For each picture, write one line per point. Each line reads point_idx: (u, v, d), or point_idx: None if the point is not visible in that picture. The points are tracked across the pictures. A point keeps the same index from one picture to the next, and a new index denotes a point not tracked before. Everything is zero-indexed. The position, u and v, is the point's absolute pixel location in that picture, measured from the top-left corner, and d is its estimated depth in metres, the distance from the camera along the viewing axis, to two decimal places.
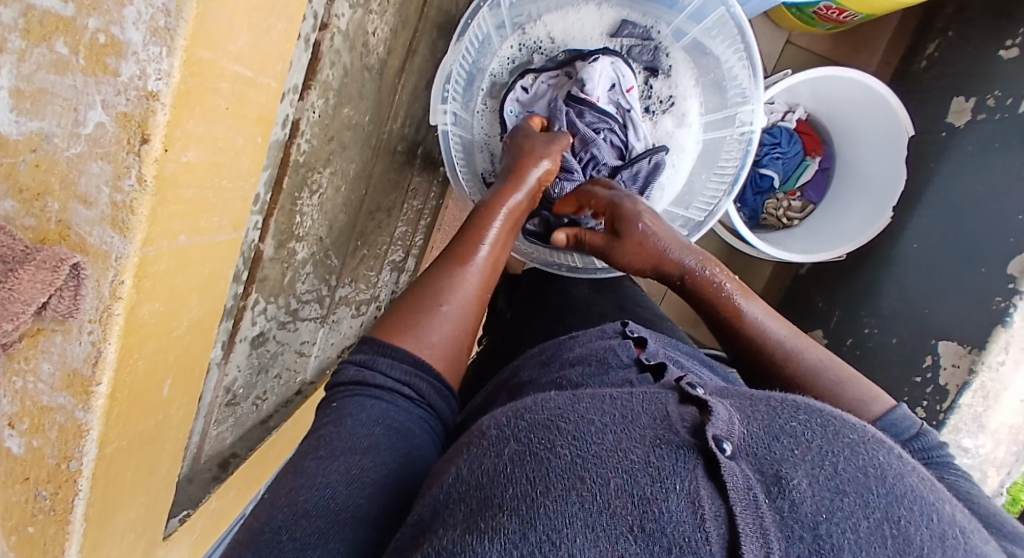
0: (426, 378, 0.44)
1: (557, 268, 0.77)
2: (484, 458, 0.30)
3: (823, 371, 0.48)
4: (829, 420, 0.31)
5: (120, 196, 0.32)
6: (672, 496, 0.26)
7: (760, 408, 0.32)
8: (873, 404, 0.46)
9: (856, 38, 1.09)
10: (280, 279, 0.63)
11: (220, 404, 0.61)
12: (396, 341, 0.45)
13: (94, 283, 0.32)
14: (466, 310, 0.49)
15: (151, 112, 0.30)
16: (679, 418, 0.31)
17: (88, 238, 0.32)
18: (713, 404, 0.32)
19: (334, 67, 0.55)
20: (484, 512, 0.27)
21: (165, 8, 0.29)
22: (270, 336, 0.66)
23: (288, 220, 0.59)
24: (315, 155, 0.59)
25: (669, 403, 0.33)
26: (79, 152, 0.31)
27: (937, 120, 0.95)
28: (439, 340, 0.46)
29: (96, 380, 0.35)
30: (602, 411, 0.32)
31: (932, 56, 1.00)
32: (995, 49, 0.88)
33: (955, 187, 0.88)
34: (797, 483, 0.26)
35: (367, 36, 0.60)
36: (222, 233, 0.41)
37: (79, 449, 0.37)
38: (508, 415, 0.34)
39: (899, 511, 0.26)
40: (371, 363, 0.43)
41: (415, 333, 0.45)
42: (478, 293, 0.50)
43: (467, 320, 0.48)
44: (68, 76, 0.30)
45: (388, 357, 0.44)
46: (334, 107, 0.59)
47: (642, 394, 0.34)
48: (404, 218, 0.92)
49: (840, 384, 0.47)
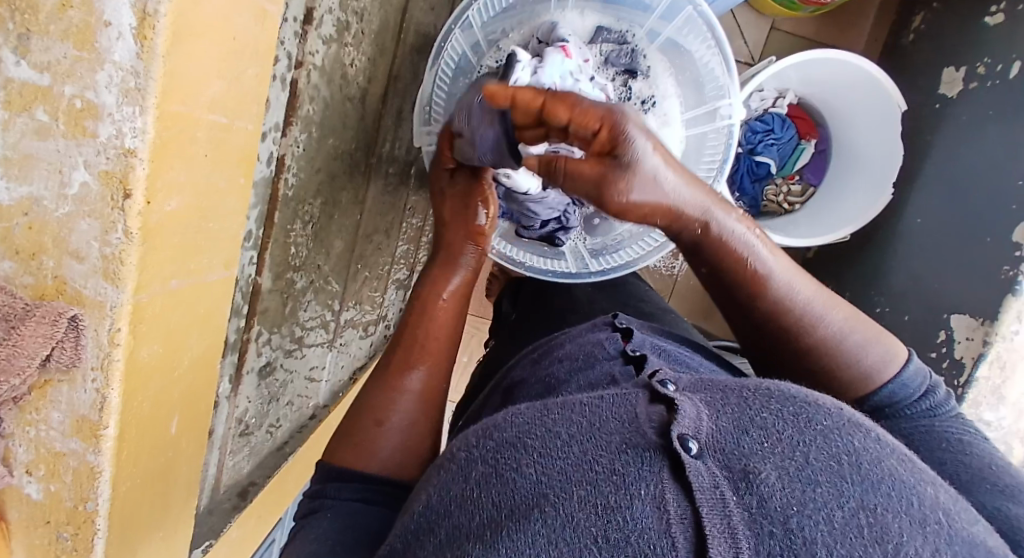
0: (373, 487, 0.43)
1: (550, 274, 0.77)
2: (454, 483, 0.32)
3: (847, 335, 0.44)
4: (802, 407, 0.32)
5: (109, 248, 0.33)
6: (637, 503, 0.27)
7: (731, 401, 0.33)
8: (889, 365, 0.44)
9: (841, 17, 1.09)
10: (281, 309, 0.65)
11: (234, 434, 0.63)
12: (342, 464, 0.44)
13: (94, 332, 0.34)
14: (412, 418, 0.47)
15: (130, 168, 0.32)
16: (647, 419, 0.32)
17: (83, 291, 0.34)
18: (681, 402, 0.33)
19: (314, 102, 0.57)
20: (455, 542, 0.29)
21: (134, 70, 0.31)
22: (277, 365, 0.68)
23: (284, 252, 0.61)
24: (304, 188, 0.61)
25: (639, 404, 0.34)
26: (69, 212, 0.33)
27: (929, 92, 0.94)
28: (391, 458, 0.45)
29: (103, 423, 0.36)
30: (570, 422, 0.33)
31: (919, 29, 1.00)
32: (980, 17, 0.87)
33: (953, 158, 0.87)
34: (765, 476, 0.27)
35: (346, 69, 0.62)
36: (215, 271, 0.43)
37: (93, 490, 0.38)
38: (478, 435, 0.35)
39: (874, 499, 0.27)
40: (320, 494, 0.44)
41: (359, 453, 0.45)
42: (423, 397, 0.49)
43: (416, 424, 0.47)
44: (51, 142, 0.32)
45: (336, 481, 0.44)
46: (319, 140, 0.61)
47: (612, 396, 0.35)
48: (404, 236, 0.93)
49: (864, 346, 0.44)
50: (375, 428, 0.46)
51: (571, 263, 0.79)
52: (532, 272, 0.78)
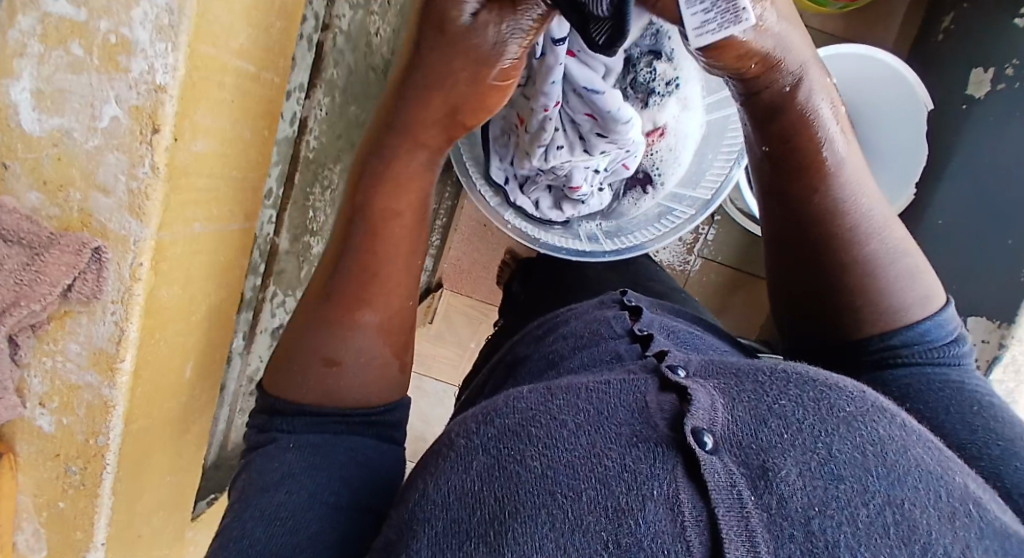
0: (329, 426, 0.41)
1: (559, 251, 0.77)
2: (451, 475, 0.31)
3: (897, 259, 0.43)
4: (822, 393, 0.32)
5: (135, 183, 0.34)
6: (651, 505, 0.26)
7: (747, 388, 0.33)
8: (930, 301, 0.43)
9: (868, 16, 1.07)
10: (296, 272, 0.65)
11: (245, 393, 0.64)
12: (281, 396, 0.42)
13: (116, 266, 0.35)
14: (364, 362, 0.43)
15: (160, 104, 0.33)
16: (658, 411, 0.32)
17: (108, 225, 0.35)
18: (694, 393, 0.33)
19: (338, 66, 0.58)
20: (450, 540, 0.28)
21: (168, 8, 0.31)
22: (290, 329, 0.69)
23: (302, 216, 0.61)
24: (324, 152, 0.62)
25: (648, 393, 0.34)
26: (97, 144, 0.34)
27: (956, 91, 0.92)
28: (355, 392, 0.42)
29: (119, 357, 0.37)
30: (576, 410, 0.32)
31: (948, 30, 0.97)
32: (1010, 17, 0.86)
33: (977, 161, 0.87)
34: (785, 474, 0.27)
35: (371, 38, 0.63)
36: (235, 222, 0.44)
37: (106, 424, 0.39)
38: (477, 421, 0.34)
39: (898, 493, 0.27)
40: (267, 424, 0.41)
41: (315, 388, 0.41)
42: (377, 334, 0.44)
43: (370, 367, 0.43)
44: (84, 76, 0.33)
45: (285, 412, 0.41)
46: (341, 105, 0.62)
47: (619, 382, 0.35)
48: None
49: (910, 275, 0.43)
50: (321, 370, 0.42)
51: (583, 242, 0.78)
52: (547, 250, 0.77)
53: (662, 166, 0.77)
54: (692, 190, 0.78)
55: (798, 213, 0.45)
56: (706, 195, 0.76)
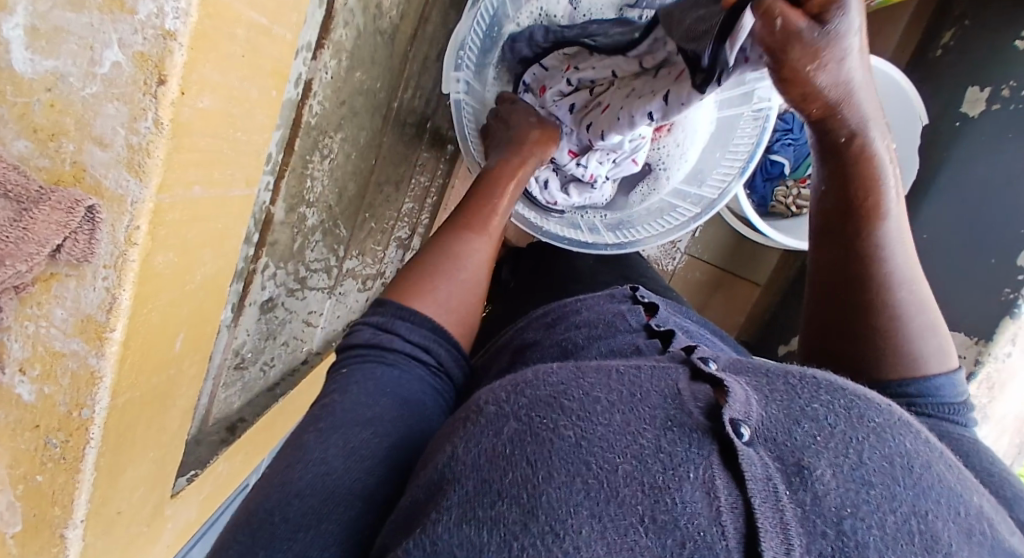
0: (444, 344, 0.46)
1: (563, 241, 0.76)
2: (481, 436, 0.29)
3: (918, 312, 0.43)
4: (852, 400, 0.30)
5: (136, 138, 0.31)
6: (686, 486, 0.25)
7: (778, 388, 0.31)
8: (941, 361, 0.42)
9: (873, 24, 1.07)
10: (290, 244, 0.62)
11: (229, 367, 0.62)
12: (410, 303, 0.47)
13: (109, 228, 0.32)
14: (477, 277, 0.52)
15: (168, 52, 0.30)
16: (691, 398, 0.30)
17: (103, 182, 0.32)
18: (729, 384, 0.31)
19: (348, 27, 0.54)
20: (481, 499, 0.26)
21: None
22: (279, 302, 0.66)
23: (299, 184, 0.58)
24: (327, 119, 0.59)
25: (680, 381, 0.32)
26: (96, 92, 0.31)
27: (951, 108, 0.94)
28: (457, 306, 0.49)
29: (110, 326, 0.35)
30: (609, 389, 0.31)
31: (947, 45, 0.97)
32: (1012, 38, 0.87)
33: (966, 176, 0.89)
34: (820, 473, 0.25)
35: (381, 0, 0.60)
36: (237, 187, 0.41)
37: (91, 397, 0.36)
38: (507, 390, 0.32)
39: (926, 505, 0.25)
40: (390, 327, 0.45)
41: (432, 296, 0.48)
42: (486, 260, 0.54)
43: (479, 286, 0.52)
44: (84, 14, 0.30)
45: (406, 320, 0.46)
46: (346, 70, 0.58)
47: (650, 369, 0.34)
48: (410, 193, 0.94)
49: (926, 330, 0.43)
50: (450, 272, 0.50)
51: (585, 234, 0.78)
52: (549, 238, 0.77)
53: (667, 161, 0.75)
54: (698, 188, 0.76)
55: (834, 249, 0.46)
56: (712, 195, 0.75)
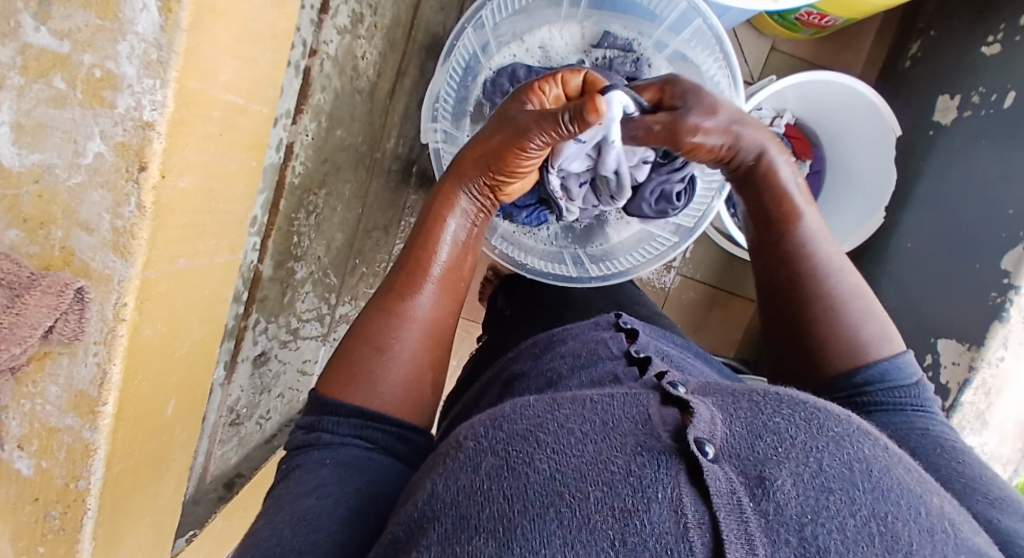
0: (380, 426, 0.42)
1: (548, 277, 0.78)
2: (460, 474, 0.31)
3: (851, 299, 0.47)
4: (813, 413, 0.31)
5: (120, 221, 0.33)
6: (655, 506, 0.26)
7: (743, 406, 0.32)
8: (884, 345, 0.45)
9: (842, 41, 1.14)
10: (280, 298, 0.63)
11: (224, 424, 0.63)
12: (339, 397, 0.43)
13: (99, 306, 0.34)
14: (415, 351, 0.46)
15: (148, 141, 0.32)
16: (661, 423, 0.31)
17: (91, 263, 0.34)
18: (696, 406, 0.32)
19: (325, 92, 0.57)
20: (460, 535, 0.27)
21: (157, 43, 0.31)
22: (271, 355, 0.67)
23: (286, 241, 0.60)
24: (310, 177, 0.61)
25: (651, 406, 0.33)
26: (81, 181, 0.33)
27: (924, 118, 1.00)
28: (392, 389, 0.44)
29: (102, 400, 0.36)
30: (582, 419, 0.32)
31: (916, 56, 1.05)
32: (978, 45, 0.92)
33: (947, 187, 0.93)
34: (781, 483, 0.26)
35: (357, 61, 0.63)
36: (220, 254, 0.43)
37: (86, 468, 0.37)
38: (487, 424, 0.34)
39: (885, 507, 0.26)
40: (316, 424, 0.43)
41: (365, 387, 0.43)
42: (425, 329, 0.48)
43: (420, 359, 0.46)
44: (67, 110, 0.32)
45: (333, 415, 0.43)
46: (327, 130, 0.61)
47: (623, 396, 0.35)
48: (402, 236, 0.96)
49: (863, 314, 0.46)
50: (378, 359, 0.44)
51: (570, 268, 0.80)
52: (534, 275, 0.79)
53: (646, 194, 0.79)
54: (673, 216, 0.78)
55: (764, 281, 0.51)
56: (689, 222, 0.77)
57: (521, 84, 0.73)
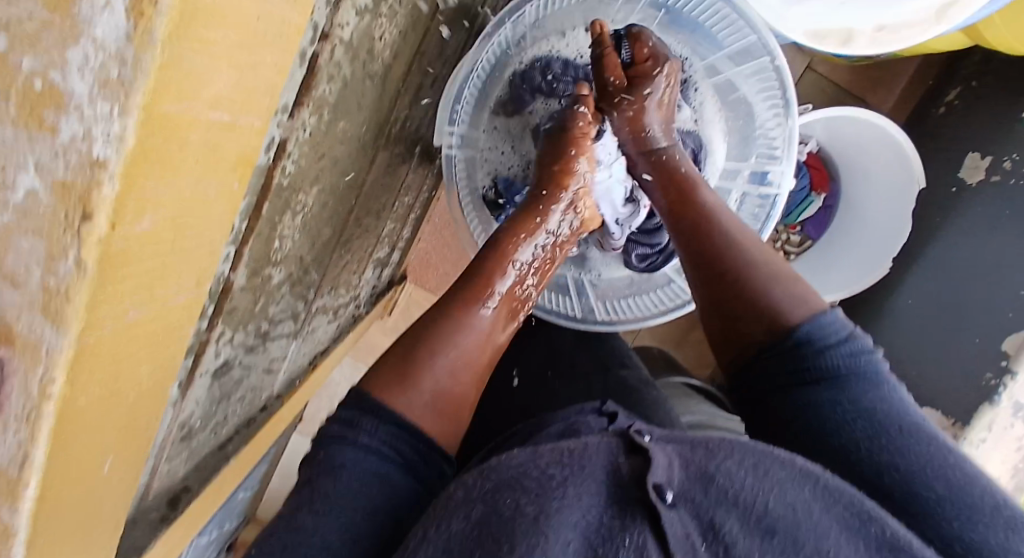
0: (404, 438, 0.56)
1: (552, 316, 0.84)
2: (453, 520, 0.42)
3: (762, 271, 0.65)
4: (759, 463, 0.47)
5: (52, 280, 0.25)
6: (626, 550, 0.40)
7: (695, 456, 0.47)
8: (804, 309, 0.62)
9: (876, 74, 1.13)
10: (251, 305, 0.56)
11: (174, 439, 0.56)
12: (389, 401, 0.56)
13: (22, 378, 0.27)
14: (465, 361, 0.61)
15: (96, 184, 0.24)
16: (621, 470, 0.46)
17: (15, 325, 0.26)
18: (655, 456, 0.46)
19: (333, 82, 0.48)
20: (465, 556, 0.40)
21: (120, 55, 0.22)
22: (234, 363, 0.60)
23: (266, 247, 0.52)
24: (302, 176, 0.52)
25: (618, 455, 0.47)
26: (7, 223, 0.26)
27: (947, 174, 1.02)
28: (436, 389, 0.58)
29: (24, 481, 0.29)
30: (558, 464, 0.45)
31: (950, 104, 1.04)
32: (1019, 110, 0.93)
33: (955, 253, 0.97)
34: (728, 528, 0.43)
35: (373, 43, 0.54)
36: (183, 293, 0.35)
37: (4, 548, 0.31)
38: (473, 476, 0.46)
39: (812, 542, 0.43)
40: (356, 425, 0.55)
41: (411, 390, 0.57)
42: (481, 336, 0.63)
43: (467, 370, 0.61)
44: (3, 129, 0.25)
45: (375, 419, 0.55)
46: (329, 122, 0.52)
47: (595, 445, 0.48)
48: (390, 217, 1.02)
49: (776, 286, 0.64)
50: (430, 361, 0.59)
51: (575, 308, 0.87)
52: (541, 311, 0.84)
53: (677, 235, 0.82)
54: None
55: (709, 268, 0.67)
56: None
57: (556, 81, 0.77)
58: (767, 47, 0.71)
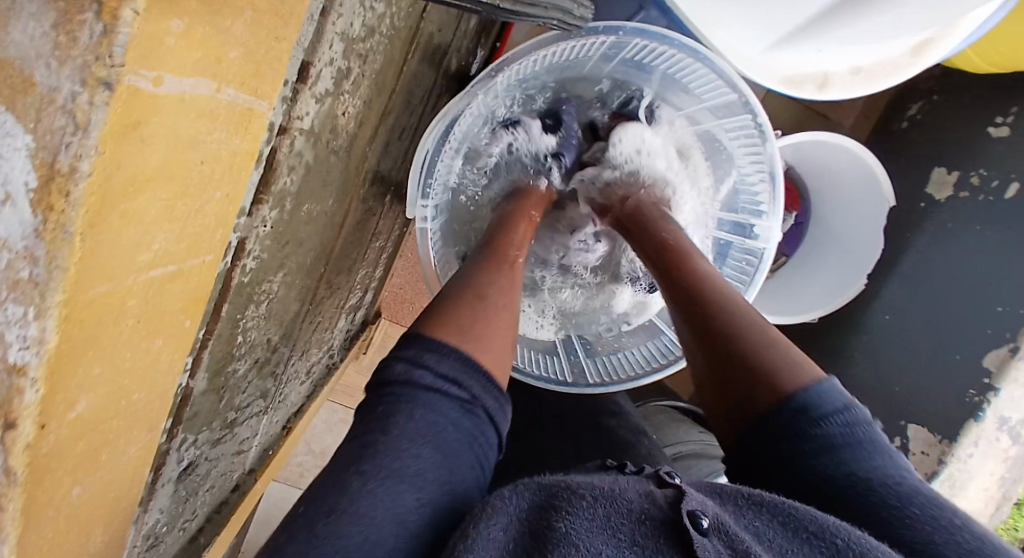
0: (474, 375, 0.46)
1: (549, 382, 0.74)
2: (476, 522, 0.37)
3: (748, 310, 0.52)
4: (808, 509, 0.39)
5: None
6: None
7: (735, 493, 0.41)
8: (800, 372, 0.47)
9: None
10: (215, 404, 0.52)
11: (139, 551, 0.51)
12: (441, 336, 0.47)
13: None
14: (509, 302, 0.54)
15: (16, 393, 0.20)
16: (656, 494, 0.41)
17: None
18: (686, 488, 0.41)
19: (294, 171, 0.45)
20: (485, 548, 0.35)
21: (30, 254, 0.19)
22: (200, 461, 0.56)
23: (228, 345, 0.48)
24: (265, 267, 0.49)
25: (648, 485, 0.43)
26: None
27: (916, 187, 0.99)
28: (494, 344, 0.50)
29: None
30: (589, 485, 0.41)
31: (913, 118, 1.02)
32: (985, 124, 0.92)
33: (930, 265, 0.94)
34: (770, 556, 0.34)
35: (336, 121, 0.51)
36: (133, 443, 0.31)
37: None
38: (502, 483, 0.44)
39: None
40: (418, 362, 0.45)
41: (468, 337, 0.48)
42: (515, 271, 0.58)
43: (511, 313, 0.53)
44: None
45: (434, 352, 0.46)
46: (292, 210, 0.49)
47: (625, 480, 0.44)
48: (360, 267, 0.98)
49: (758, 333, 0.50)
50: (483, 300, 0.52)
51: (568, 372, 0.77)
52: (533, 376, 0.75)
53: None
54: None
55: (687, 298, 0.55)
56: None
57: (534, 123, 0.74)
58: (746, 106, 0.67)
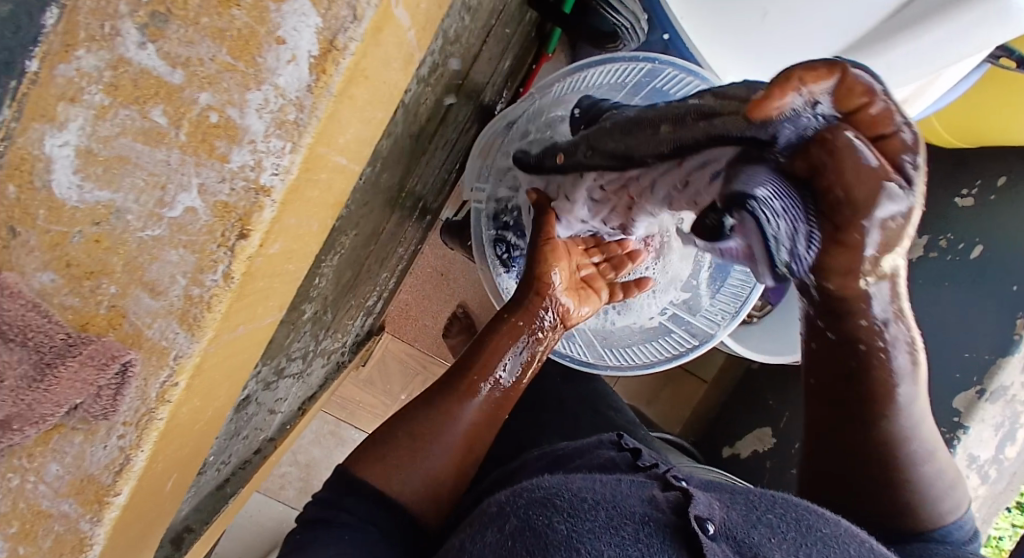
0: (386, 516, 0.51)
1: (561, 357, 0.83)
2: (490, 534, 0.39)
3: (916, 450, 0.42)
4: (812, 517, 0.38)
5: (198, 289, 0.28)
6: None
7: (739, 501, 0.40)
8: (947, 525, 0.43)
9: None
10: (282, 340, 0.57)
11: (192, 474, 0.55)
12: (360, 478, 0.53)
13: (141, 384, 0.29)
14: (450, 448, 0.56)
15: (258, 207, 0.27)
16: (662, 500, 0.39)
17: (144, 331, 0.29)
18: (694, 493, 0.39)
19: (389, 137, 0.54)
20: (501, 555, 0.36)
21: (299, 102, 0.27)
22: (253, 398, 0.60)
23: (308, 283, 0.54)
24: (349, 220, 0.56)
25: (655, 490, 0.41)
26: (158, 236, 0.28)
27: None
28: (413, 481, 0.53)
29: (114, 490, 0.31)
30: (593, 490, 0.40)
31: None
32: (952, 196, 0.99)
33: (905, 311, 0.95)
34: None
35: (419, 107, 0.61)
36: (268, 316, 0.37)
37: None
38: (508, 494, 0.43)
39: None
40: (335, 502, 0.52)
41: (387, 473, 0.53)
42: (466, 430, 0.58)
43: (450, 459, 0.56)
44: (161, 150, 0.27)
45: (348, 497, 0.52)
46: (377, 173, 0.57)
47: (630, 482, 0.43)
48: (387, 268, 1.05)
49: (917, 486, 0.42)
50: (421, 449, 0.54)
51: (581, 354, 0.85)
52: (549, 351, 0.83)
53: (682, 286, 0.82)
54: (691, 317, 0.82)
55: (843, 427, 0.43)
56: (705, 328, 0.81)
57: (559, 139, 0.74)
58: None
